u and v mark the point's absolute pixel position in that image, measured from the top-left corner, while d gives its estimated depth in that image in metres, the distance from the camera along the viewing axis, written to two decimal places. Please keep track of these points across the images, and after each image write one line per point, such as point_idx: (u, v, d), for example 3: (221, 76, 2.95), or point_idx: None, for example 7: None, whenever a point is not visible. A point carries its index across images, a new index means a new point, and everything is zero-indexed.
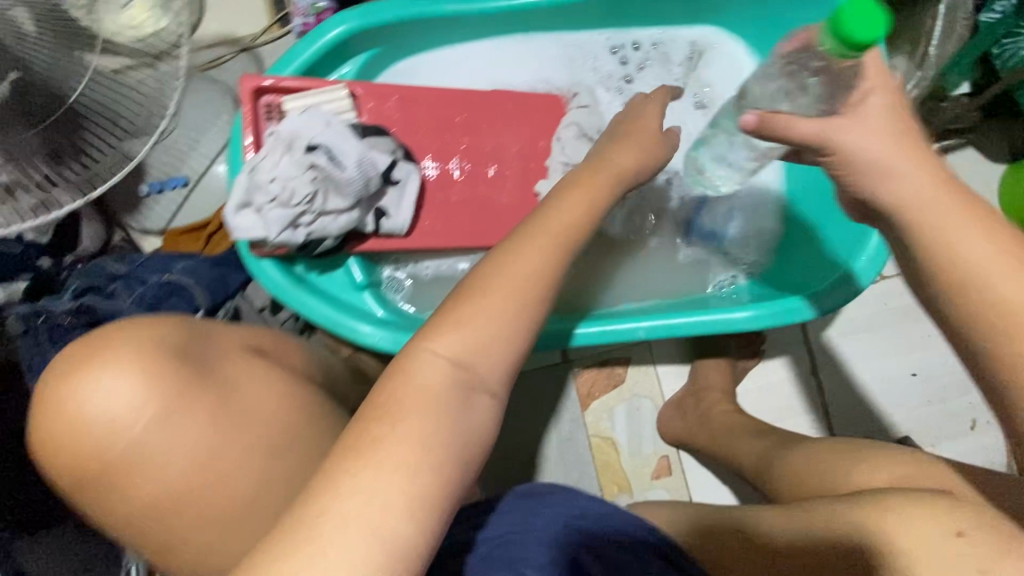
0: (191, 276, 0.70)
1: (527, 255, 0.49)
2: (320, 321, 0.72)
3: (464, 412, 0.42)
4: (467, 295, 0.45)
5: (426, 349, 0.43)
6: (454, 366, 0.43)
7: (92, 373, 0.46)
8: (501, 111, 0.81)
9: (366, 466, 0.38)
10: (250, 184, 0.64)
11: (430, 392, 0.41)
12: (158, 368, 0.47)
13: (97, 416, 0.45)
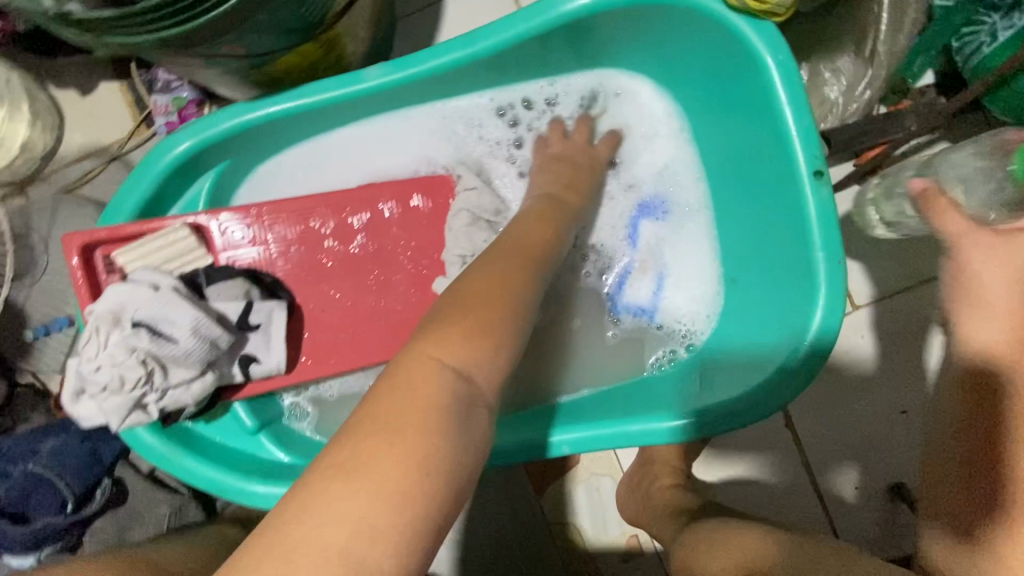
0: (54, 463, 0.64)
1: (492, 300, 0.44)
2: (205, 485, 0.64)
3: (467, 429, 0.37)
4: (456, 316, 0.42)
5: (431, 357, 0.39)
6: (458, 376, 0.38)
7: None
8: (378, 207, 0.70)
9: (365, 477, 0.33)
10: (79, 372, 0.56)
11: (430, 403, 0.36)
12: None
13: None
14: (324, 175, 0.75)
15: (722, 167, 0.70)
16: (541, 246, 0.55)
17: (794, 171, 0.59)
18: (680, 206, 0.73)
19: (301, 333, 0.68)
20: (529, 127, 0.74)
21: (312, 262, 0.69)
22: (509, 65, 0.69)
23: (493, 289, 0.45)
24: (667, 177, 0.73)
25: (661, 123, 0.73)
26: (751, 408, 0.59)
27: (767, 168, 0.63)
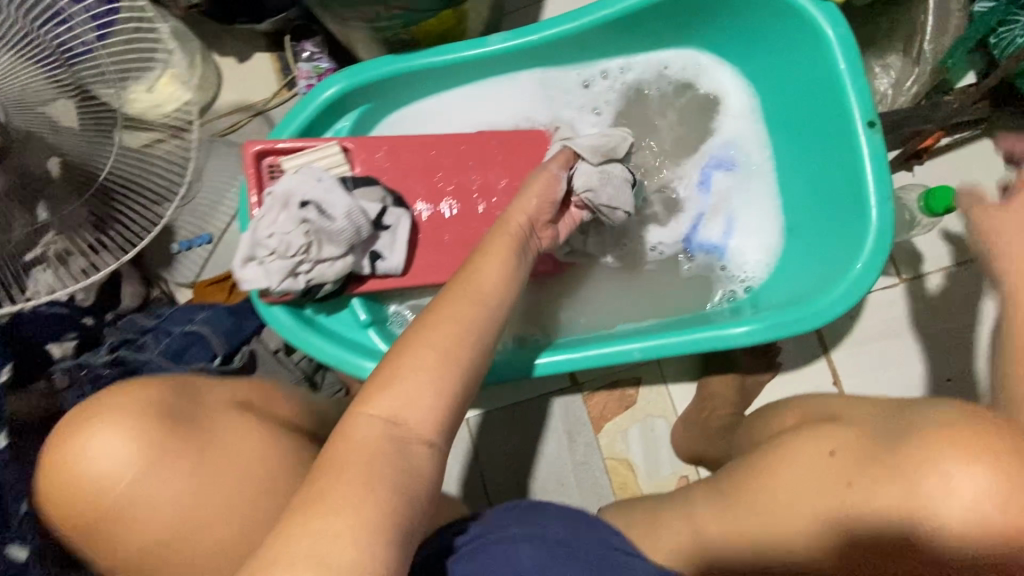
0: (209, 326, 0.77)
1: (435, 342, 0.49)
2: (330, 360, 0.78)
3: (403, 463, 0.45)
4: (384, 375, 0.48)
5: (363, 413, 0.46)
6: (387, 424, 0.46)
7: (84, 438, 0.50)
8: (487, 148, 0.84)
9: (325, 512, 0.40)
10: (253, 240, 0.70)
11: (368, 450, 0.44)
12: (142, 423, 0.50)
13: (92, 470, 0.49)
14: (439, 123, 0.89)
15: (786, 133, 0.82)
16: (503, 286, 0.57)
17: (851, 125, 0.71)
18: (748, 166, 0.86)
19: (417, 244, 0.81)
20: (612, 96, 0.88)
21: (428, 188, 0.82)
22: (601, 41, 0.83)
23: (447, 330, 0.51)
24: (737, 144, 0.86)
25: (733, 99, 0.86)
26: (806, 320, 0.69)
27: (827, 127, 0.75)
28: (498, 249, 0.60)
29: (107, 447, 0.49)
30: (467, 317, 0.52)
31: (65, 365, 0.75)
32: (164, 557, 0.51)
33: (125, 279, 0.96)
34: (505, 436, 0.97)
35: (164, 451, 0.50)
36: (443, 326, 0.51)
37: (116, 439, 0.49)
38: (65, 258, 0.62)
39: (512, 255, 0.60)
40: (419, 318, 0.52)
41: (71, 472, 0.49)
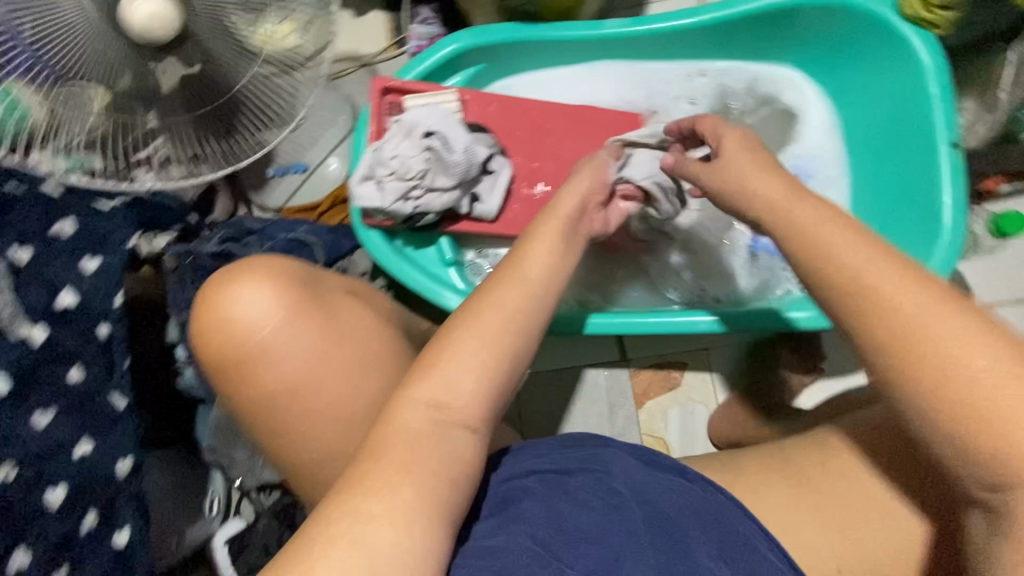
0: (311, 235, 0.84)
1: (478, 336, 0.53)
2: (415, 286, 0.83)
3: (448, 448, 0.50)
4: (429, 363, 0.53)
5: (406, 397, 0.51)
6: (432, 409, 0.50)
7: (238, 288, 0.58)
8: (587, 121, 0.90)
9: (369, 494, 0.45)
10: (374, 160, 0.76)
11: (414, 435, 0.49)
12: (285, 284, 0.59)
13: (241, 315, 0.57)
14: (541, 94, 0.96)
15: (865, 152, 0.89)
16: (552, 276, 0.60)
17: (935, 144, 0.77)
18: (822, 179, 0.92)
19: (510, 196, 0.87)
20: (707, 94, 0.94)
21: (528, 149, 0.89)
22: (704, 42, 0.91)
23: (495, 325, 0.55)
24: (813, 158, 0.93)
25: (817, 116, 0.93)
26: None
27: (910, 146, 0.81)
28: (546, 238, 0.63)
29: (259, 297, 0.58)
30: (514, 316, 0.55)
31: (176, 248, 0.82)
32: (282, 404, 0.58)
33: (220, 193, 1.01)
34: (549, 398, 1.01)
35: (303, 310, 0.59)
36: (483, 319, 0.55)
37: (268, 293, 0.58)
38: (171, 163, 0.70)
39: (559, 244, 0.63)
40: (466, 307, 0.56)
41: (224, 314, 0.57)
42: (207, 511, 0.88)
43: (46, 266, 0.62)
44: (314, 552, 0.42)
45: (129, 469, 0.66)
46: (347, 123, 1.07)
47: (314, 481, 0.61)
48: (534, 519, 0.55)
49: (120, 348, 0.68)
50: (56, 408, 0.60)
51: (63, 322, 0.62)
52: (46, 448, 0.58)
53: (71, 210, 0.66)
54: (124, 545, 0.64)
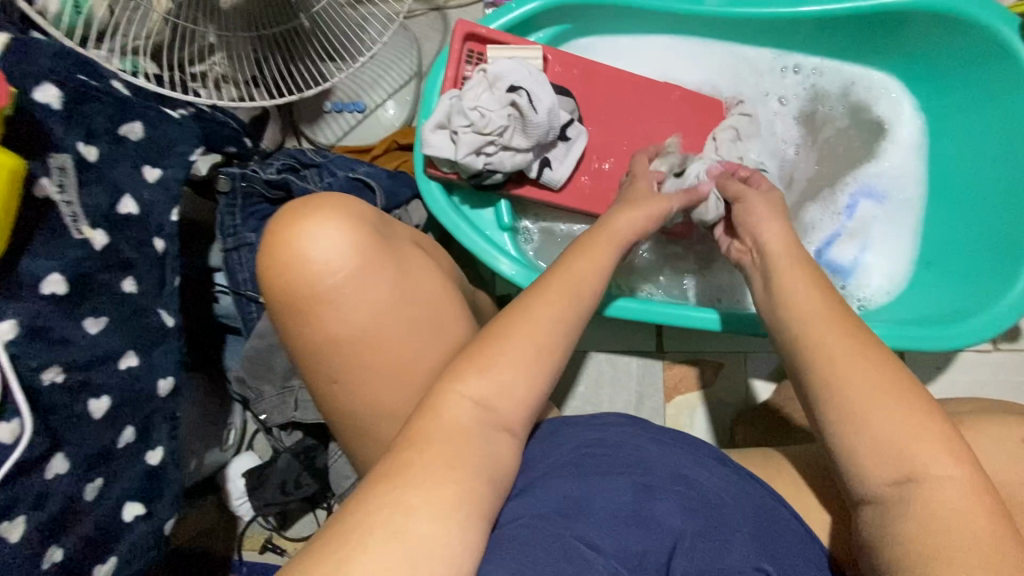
0: (371, 178, 0.83)
1: (526, 341, 0.55)
2: (468, 246, 0.79)
3: (486, 448, 0.51)
4: (484, 361, 0.54)
5: (455, 391, 0.52)
6: (479, 408, 0.52)
7: (312, 225, 0.55)
8: (665, 101, 0.87)
9: (409, 485, 0.45)
10: (453, 108, 0.73)
11: (461, 431, 0.50)
12: (359, 226, 0.57)
13: (314, 253, 0.55)
14: (626, 64, 0.94)
15: (946, 178, 0.88)
16: (595, 287, 0.62)
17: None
18: (896, 201, 0.91)
19: (578, 167, 0.84)
20: (798, 93, 0.94)
21: (602, 122, 0.85)
22: (803, 35, 0.89)
23: (541, 333, 0.56)
24: (891, 177, 0.92)
25: (904, 134, 0.92)
26: (951, 337, 0.72)
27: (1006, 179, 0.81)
28: (595, 252, 0.64)
29: (335, 239, 0.55)
30: (558, 329, 0.57)
31: (232, 170, 0.78)
32: (338, 352, 0.56)
33: (270, 121, 0.99)
34: (577, 378, 0.99)
35: (378, 259, 0.57)
36: (527, 326, 0.56)
37: (345, 235, 0.56)
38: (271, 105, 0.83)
39: (601, 265, 0.64)
40: (512, 311, 0.58)
41: (297, 251, 0.55)
42: (226, 441, 0.91)
43: (112, 169, 0.59)
44: (356, 538, 0.42)
45: (170, 388, 0.64)
46: (414, 66, 1.03)
47: (359, 429, 0.59)
48: (565, 497, 0.54)
49: (173, 266, 0.65)
50: (106, 317, 0.57)
51: (122, 229, 0.60)
52: (92, 356, 0.56)
53: (136, 111, 0.62)
54: (157, 463, 0.63)
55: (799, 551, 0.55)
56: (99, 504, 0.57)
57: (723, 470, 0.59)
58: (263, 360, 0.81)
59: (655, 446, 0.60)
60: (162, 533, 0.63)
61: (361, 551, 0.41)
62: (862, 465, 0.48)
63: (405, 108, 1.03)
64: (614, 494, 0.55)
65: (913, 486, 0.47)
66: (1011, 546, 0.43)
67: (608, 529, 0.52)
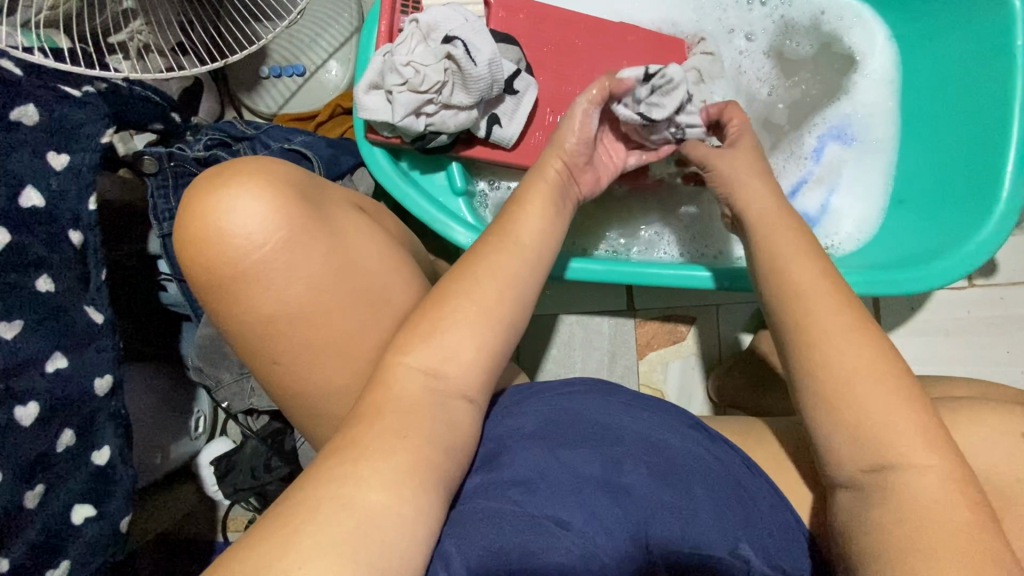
0: (309, 148, 0.78)
1: (477, 315, 0.51)
2: (419, 214, 0.75)
3: (449, 421, 0.48)
4: (438, 332, 0.50)
5: (406, 363, 0.49)
6: (430, 379, 0.49)
7: (231, 196, 0.51)
8: (622, 44, 0.81)
9: (361, 459, 0.43)
10: (386, 65, 0.67)
11: (409, 401, 0.47)
12: (285, 195, 0.52)
13: (237, 228, 0.51)
14: (580, 7, 0.88)
15: (919, 110, 0.83)
16: (545, 244, 0.59)
17: (1008, 103, 0.72)
18: (867, 141, 0.87)
19: (532, 122, 0.79)
20: (766, 27, 0.89)
21: (555, 69, 0.79)
22: None
23: (500, 303, 0.53)
24: (863, 115, 0.87)
25: (876, 69, 0.87)
26: (916, 279, 0.70)
27: (981, 105, 0.76)
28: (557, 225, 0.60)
29: (255, 209, 0.51)
30: (501, 287, 0.53)
31: (156, 149, 0.73)
32: (277, 334, 0.53)
33: (205, 91, 0.92)
34: (549, 342, 0.97)
35: (306, 228, 0.53)
36: (478, 284, 0.52)
37: (266, 204, 0.51)
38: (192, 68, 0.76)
39: (550, 212, 0.60)
40: (465, 275, 0.53)
41: (215, 224, 0.51)
42: (194, 430, 0.89)
43: (6, 159, 0.55)
44: (297, 514, 0.40)
45: (109, 387, 0.60)
46: (355, 20, 0.95)
47: (306, 413, 0.57)
48: (529, 469, 0.51)
49: (96, 259, 0.61)
50: (22, 320, 0.54)
51: (28, 225, 0.55)
52: (14, 362, 0.53)
53: (29, 95, 0.58)
54: (106, 463, 0.60)
55: (774, 510, 0.52)
56: (43, 508, 0.55)
57: (693, 435, 0.56)
58: (215, 349, 0.78)
59: (626, 412, 0.56)
60: (118, 531, 0.61)
61: (297, 540, 0.39)
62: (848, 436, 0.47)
63: (349, 68, 0.96)
64: (584, 458, 0.52)
65: (873, 468, 0.46)
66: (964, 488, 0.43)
67: (574, 500, 0.49)
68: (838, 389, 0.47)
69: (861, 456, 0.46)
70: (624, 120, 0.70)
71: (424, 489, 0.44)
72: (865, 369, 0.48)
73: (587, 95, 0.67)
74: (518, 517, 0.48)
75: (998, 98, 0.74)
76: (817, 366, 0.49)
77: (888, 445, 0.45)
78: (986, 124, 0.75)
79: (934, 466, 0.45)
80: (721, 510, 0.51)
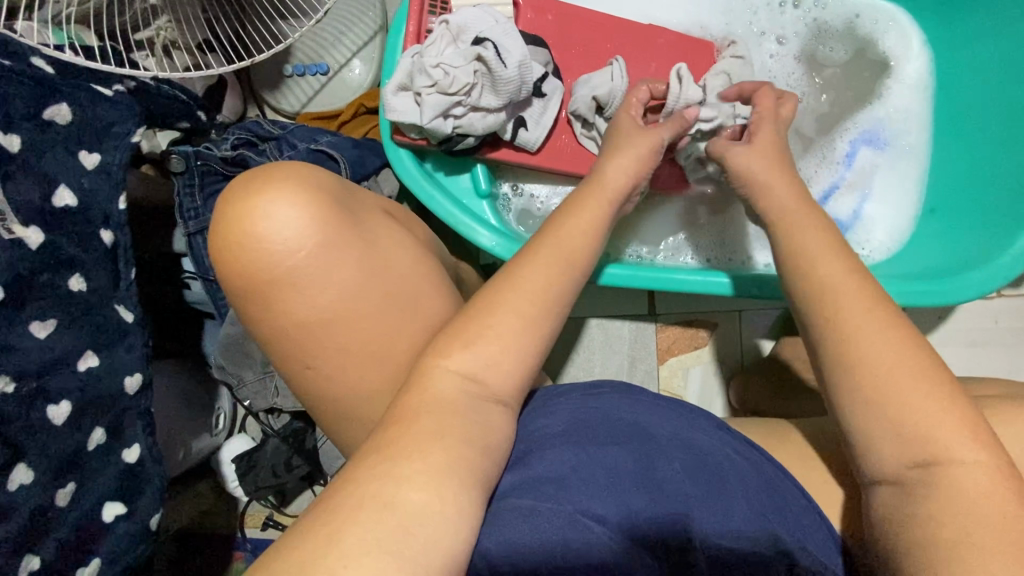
0: (334, 148, 0.78)
1: (518, 317, 0.51)
2: (444, 217, 0.74)
3: (484, 425, 0.48)
4: (476, 333, 0.50)
5: (442, 366, 0.49)
6: (469, 382, 0.49)
7: (266, 203, 0.51)
8: (651, 45, 0.80)
9: (400, 460, 0.43)
10: (414, 67, 0.67)
11: (445, 405, 0.47)
12: (318, 202, 0.52)
13: (272, 235, 0.51)
14: (606, 9, 0.88)
15: (955, 117, 0.82)
16: (578, 237, 0.57)
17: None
18: (901, 147, 0.85)
19: (558, 124, 0.78)
20: (798, 30, 0.87)
21: (583, 72, 0.79)
22: None
23: (539, 303, 0.52)
24: (897, 120, 0.86)
25: (911, 73, 0.85)
26: (953, 291, 0.69)
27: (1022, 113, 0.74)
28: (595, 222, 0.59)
29: (288, 216, 0.51)
30: (537, 286, 0.52)
31: (183, 148, 0.73)
32: (310, 338, 0.53)
33: (229, 90, 0.92)
34: (570, 345, 0.96)
35: (341, 235, 0.53)
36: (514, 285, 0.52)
37: (299, 209, 0.51)
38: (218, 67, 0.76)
39: (578, 200, 0.59)
40: (504, 279, 0.53)
41: (250, 230, 0.51)
42: (215, 427, 0.89)
43: (40, 159, 0.55)
44: (338, 517, 0.40)
45: (139, 384, 0.61)
46: (379, 19, 0.94)
47: (335, 416, 0.57)
48: (564, 467, 0.50)
49: (126, 258, 0.61)
50: (55, 320, 0.55)
51: (61, 225, 0.56)
52: (46, 362, 0.54)
53: (65, 92, 0.58)
54: (135, 461, 0.60)
55: (811, 524, 0.51)
56: (74, 504, 0.56)
57: (729, 440, 0.55)
58: (239, 348, 0.78)
59: (657, 415, 0.55)
60: (148, 529, 0.61)
61: (338, 542, 0.38)
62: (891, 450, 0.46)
63: (372, 67, 0.95)
64: (620, 463, 0.51)
65: (921, 464, 0.44)
66: (1015, 504, 0.42)
67: (609, 497, 0.49)
68: (892, 396, 0.46)
69: (906, 470, 0.45)
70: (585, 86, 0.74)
71: (461, 492, 0.43)
72: (915, 370, 0.46)
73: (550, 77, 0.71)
74: (556, 515, 0.47)
75: None
76: (866, 371, 0.47)
77: (936, 459, 0.44)
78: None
79: (985, 478, 0.43)
80: (764, 521, 0.50)
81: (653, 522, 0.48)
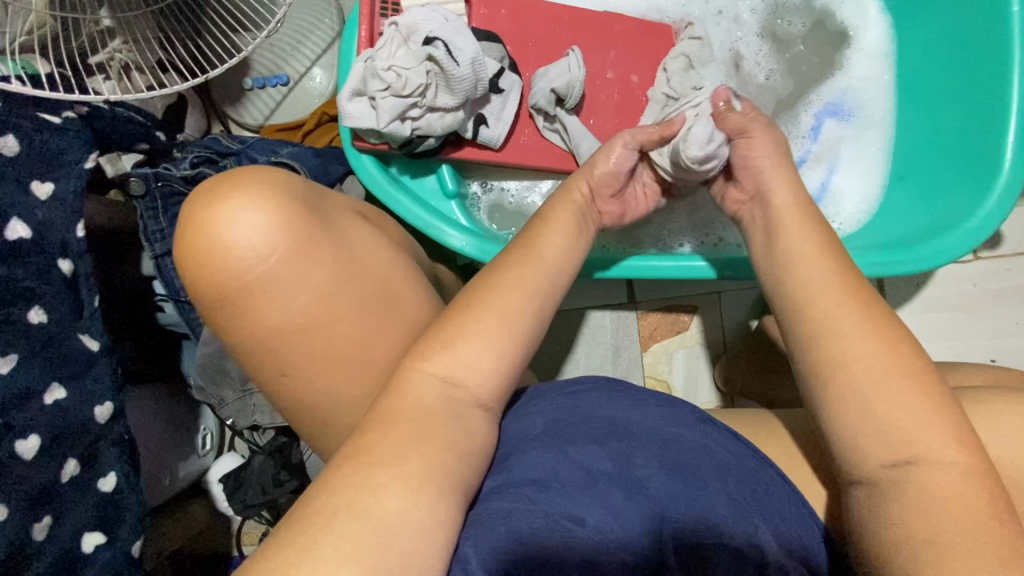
0: (296, 159, 0.77)
1: (484, 313, 0.50)
2: (412, 220, 0.74)
3: (457, 426, 0.47)
4: (446, 334, 0.49)
5: (411, 370, 0.48)
6: (448, 385, 0.48)
7: (227, 213, 0.50)
8: (608, 33, 0.80)
9: (377, 468, 0.42)
10: (367, 71, 0.66)
11: (416, 409, 0.46)
12: (284, 206, 0.51)
13: (235, 244, 0.50)
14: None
15: (917, 85, 0.82)
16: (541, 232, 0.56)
17: (1008, 71, 0.70)
18: (865, 116, 0.86)
19: (520, 119, 0.78)
20: (756, 7, 0.87)
21: (541, 64, 0.78)
22: None
23: (510, 298, 0.51)
24: (859, 90, 0.86)
25: (871, 42, 0.85)
26: (916, 259, 0.69)
27: (979, 74, 0.74)
28: (562, 214, 0.58)
29: (252, 224, 0.50)
30: (500, 284, 0.52)
31: (142, 170, 0.72)
32: (283, 350, 0.52)
33: (190, 108, 0.91)
34: (553, 339, 0.96)
35: (311, 240, 0.52)
36: (483, 289, 0.52)
37: (266, 213, 0.51)
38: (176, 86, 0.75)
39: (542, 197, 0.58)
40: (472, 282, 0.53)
41: (215, 238, 0.50)
42: (201, 447, 0.89)
43: None
44: (311, 529, 0.39)
45: (110, 413, 0.60)
46: (336, 25, 0.93)
47: (311, 427, 0.57)
48: (540, 466, 0.50)
49: (88, 286, 0.61)
50: (17, 354, 0.54)
51: (16, 257, 0.55)
52: (12, 394, 0.53)
53: (10, 124, 0.57)
54: (112, 489, 0.60)
55: (792, 507, 0.51)
56: (51, 539, 0.55)
57: (704, 426, 0.55)
58: (215, 366, 0.78)
59: (635, 407, 0.55)
60: (130, 555, 0.61)
61: (309, 556, 0.38)
62: (868, 425, 0.45)
63: (333, 74, 0.95)
64: (599, 458, 0.51)
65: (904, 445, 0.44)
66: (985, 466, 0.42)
67: (589, 495, 0.49)
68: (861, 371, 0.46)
69: (882, 459, 0.44)
70: (549, 85, 0.73)
71: (440, 497, 0.43)
72: (875, 340, 0.46)
73: (509, 85, 0.74)
74: (532, 516, 0.47)
75: (997, 66, 0.71)
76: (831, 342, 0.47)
77: (916, 430, 0.44)
78: (983, 95, 0.73)
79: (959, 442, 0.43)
80: (741, 503, 0.50)
81: (633, 516, 0.48)
